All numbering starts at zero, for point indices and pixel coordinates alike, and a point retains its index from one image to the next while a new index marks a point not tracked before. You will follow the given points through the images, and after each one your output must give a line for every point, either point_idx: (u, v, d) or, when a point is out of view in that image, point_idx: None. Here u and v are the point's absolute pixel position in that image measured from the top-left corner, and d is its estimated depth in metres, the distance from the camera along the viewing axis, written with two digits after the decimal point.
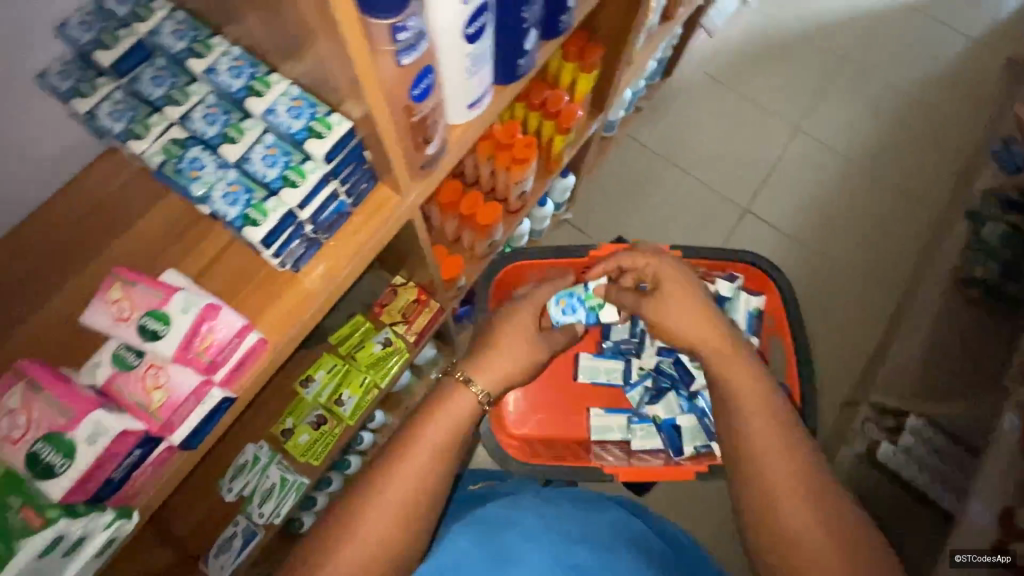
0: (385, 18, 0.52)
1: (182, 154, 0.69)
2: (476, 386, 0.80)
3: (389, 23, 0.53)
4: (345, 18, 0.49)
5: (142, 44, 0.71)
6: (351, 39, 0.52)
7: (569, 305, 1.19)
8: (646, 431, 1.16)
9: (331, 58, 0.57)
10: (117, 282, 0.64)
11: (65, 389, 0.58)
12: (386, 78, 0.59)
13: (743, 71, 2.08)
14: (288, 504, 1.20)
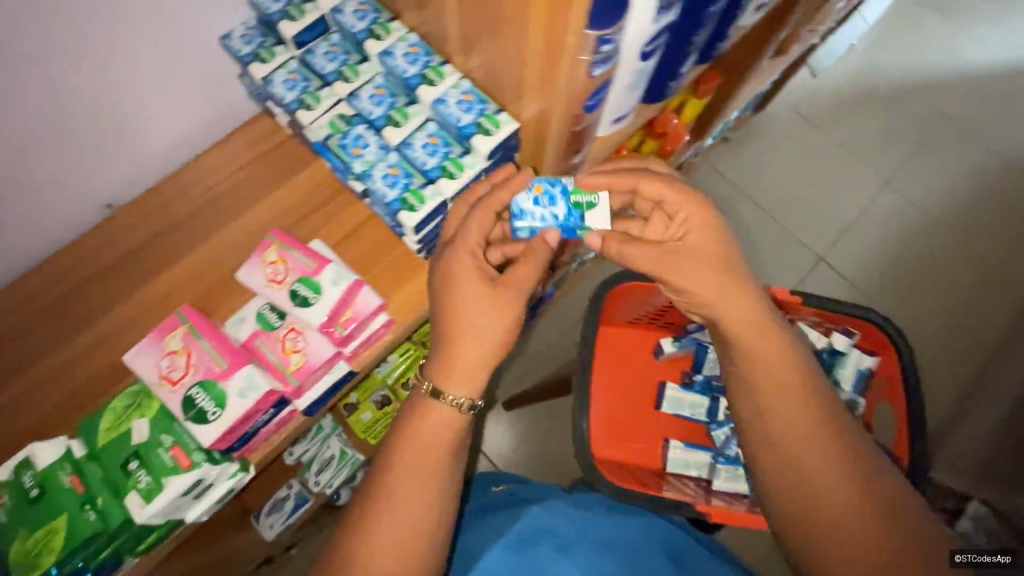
0: (600, 29, 0.50)
1: (348, 131, 0.70)
2: (446, 395, 0.62)
3: (600, 34, 0.51)
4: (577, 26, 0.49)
5: (323, 18, 0.73)
6: (572, 43, 0.51)
7: (544, 203, 0.67)
8: (731, 474, 1.01)
9: (530, 58, 0.57)
10: (274, 245, 0.67)
11: (222, 342, 0.60)
12: (576, 87, 0.58)
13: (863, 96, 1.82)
14: (343, 478, 1.17)
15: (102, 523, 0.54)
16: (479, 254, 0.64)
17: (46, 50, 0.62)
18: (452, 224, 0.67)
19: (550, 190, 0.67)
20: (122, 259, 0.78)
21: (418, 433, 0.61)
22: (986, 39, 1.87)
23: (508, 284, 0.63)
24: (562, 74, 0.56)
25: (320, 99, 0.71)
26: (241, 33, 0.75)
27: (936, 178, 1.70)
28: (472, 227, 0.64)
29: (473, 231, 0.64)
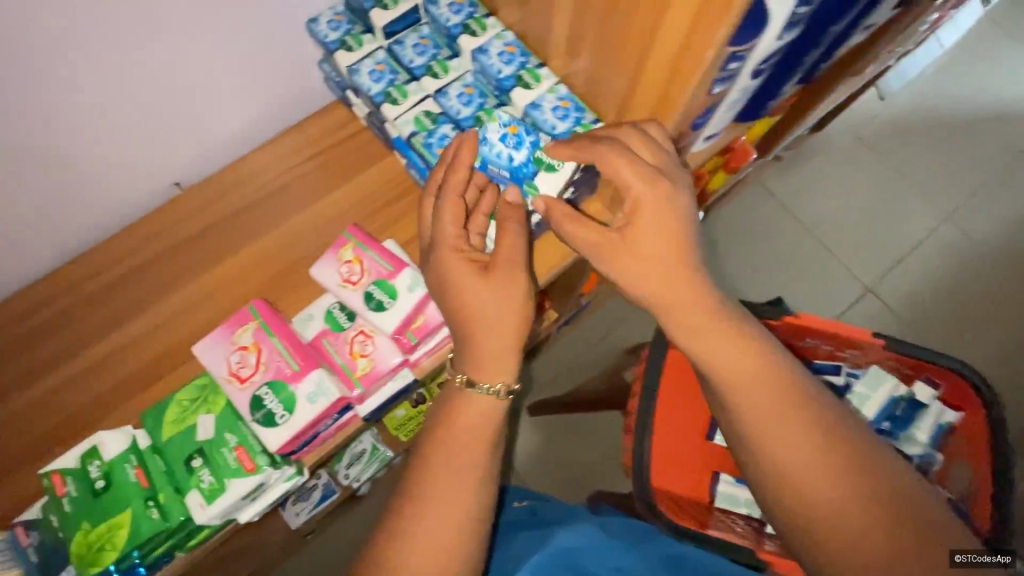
0: (737, 46, 0.48)
1: (434, 129, 0.67)
2: (482, 386, 0.57)
3: (735, 50, 0.48)
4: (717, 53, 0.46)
5: (415, 9, 0.70)
6: (709, 62, 0.47)
7: (518, 145, 0.63)
8: None
9: (649, 71, 0.53)
10: (350, 243, 0.64)
11: (293, 341, 0.57)
12: (694, 104, 0.54)
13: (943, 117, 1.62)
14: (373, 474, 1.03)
15: (164, 522, 0.52)
16: (458, 240, 0.59)
17: (144, 25, 0.60)
18: (427, 222, 0.62)
19: (521, 133, 0.63)
20: (190, 240, 0.76)
21: (462, 426, 0.56)
22: None
23: (501, 266, 0.57)
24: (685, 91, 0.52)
25: (407, 94, 0.68)
26: (328, 18, 0.73)
27: None
28: (445, 221, 0.59)
29: (447, 220, 0.58)
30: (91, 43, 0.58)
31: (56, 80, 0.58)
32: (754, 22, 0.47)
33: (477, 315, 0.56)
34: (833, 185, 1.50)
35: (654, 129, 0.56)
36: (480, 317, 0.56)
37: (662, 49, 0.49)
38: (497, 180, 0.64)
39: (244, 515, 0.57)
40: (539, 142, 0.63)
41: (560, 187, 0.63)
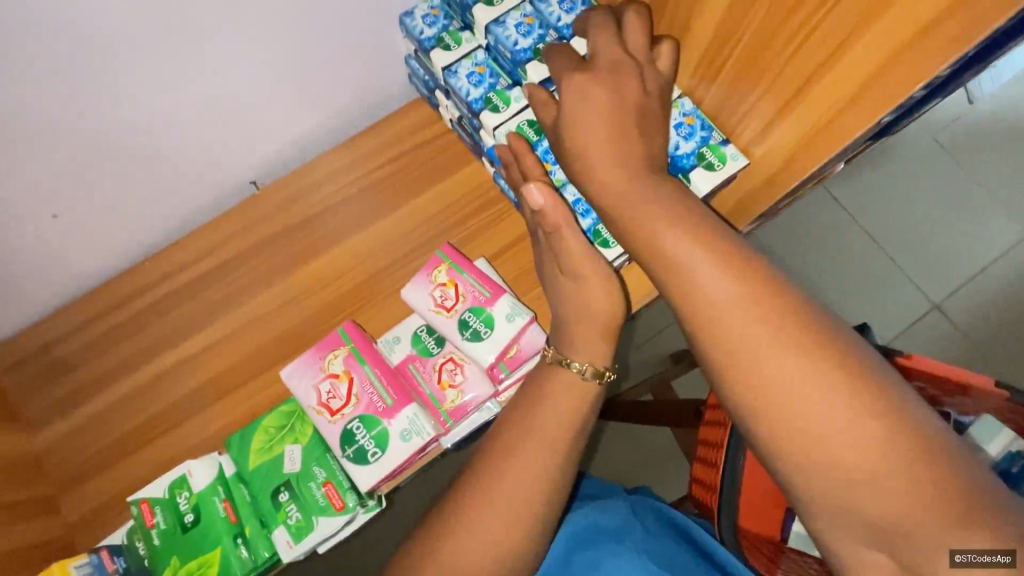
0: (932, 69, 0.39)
1: (538, 141, 0.61)
2: (575, 365, 0.50)
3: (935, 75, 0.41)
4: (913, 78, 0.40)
5: (521, 4, 0.63)
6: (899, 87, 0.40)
7: (525, 30, 0.62)
8: None
9: (815, 89, 0.46)
10: (443, 264, 0.60)
11: (383, 371, 0.53)
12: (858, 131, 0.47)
13: None
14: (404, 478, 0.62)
15: (252, 558, 0.49)
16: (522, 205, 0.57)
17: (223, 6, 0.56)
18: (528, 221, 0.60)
19: (536, 26, 0.62)
20: (268, 243, 0.73)
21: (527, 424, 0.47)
22: None
23: (595, 281, 0.53)
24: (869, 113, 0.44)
25: (509, 101, 0.63)
26: (423, 12, 0.67)
27: None
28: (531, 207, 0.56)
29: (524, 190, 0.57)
30: (174, 19, 0.54)
31: (132, 63, 0.55)
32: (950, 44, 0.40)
33: (584, 313, 0.53)
34: (914, 186, 1.32)
35: (633, 16, 0.55)
36: (596, 314, 0.52)
37: (849, 67, 0.43)
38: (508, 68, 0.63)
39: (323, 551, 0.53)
40: (546, 38, 0.62)
41: (549, 80, 0.60)
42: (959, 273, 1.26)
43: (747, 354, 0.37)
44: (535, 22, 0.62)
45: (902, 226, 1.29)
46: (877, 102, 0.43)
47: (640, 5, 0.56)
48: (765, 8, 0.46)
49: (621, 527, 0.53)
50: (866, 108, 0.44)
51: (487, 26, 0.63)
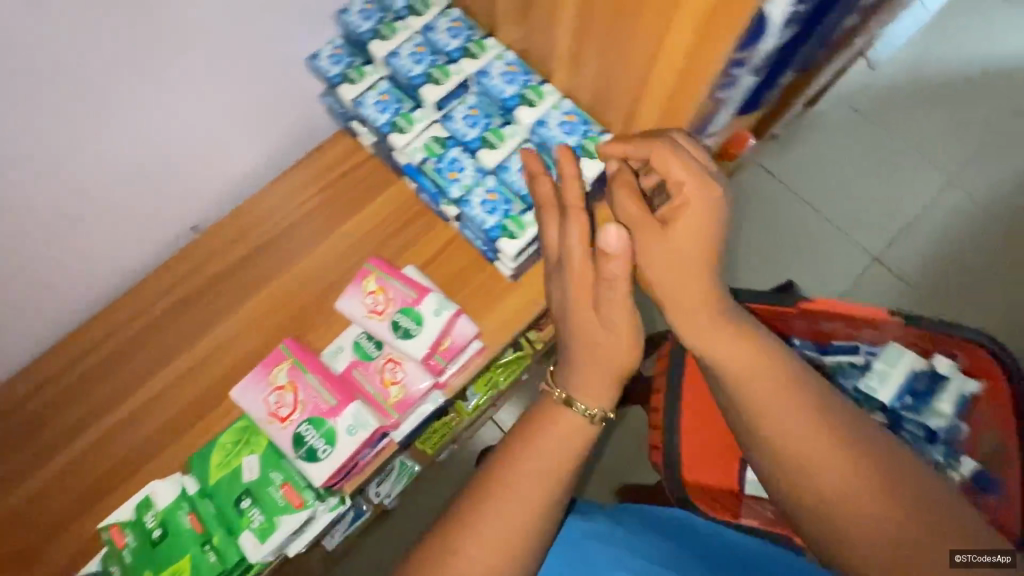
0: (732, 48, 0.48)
1: (443, 153, 0.68)
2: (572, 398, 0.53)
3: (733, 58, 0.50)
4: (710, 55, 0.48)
5: (412, 34, 0.70)
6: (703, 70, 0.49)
7: (418, 57, 0.69)
8: None
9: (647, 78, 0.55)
10: (372, 274, 0.65)
11: (324, 377, 0.58)
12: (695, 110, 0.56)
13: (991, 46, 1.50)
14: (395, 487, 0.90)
15: (223, 563, 0.54)
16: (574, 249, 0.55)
17: (135, 76, 0.61)
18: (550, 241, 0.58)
19: (426, 52, 0.69)
20: (216, 281, 0.77)
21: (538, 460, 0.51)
22: None
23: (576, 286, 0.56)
24: (698, 91, 0.53)
25: (414, 122, 0.69)
26: (328, 54, 0.74)
27: None
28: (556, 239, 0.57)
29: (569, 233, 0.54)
30: (92, 96, 0.59)
31: (55, 139, 0.59)
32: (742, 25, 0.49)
33: None
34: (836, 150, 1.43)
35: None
36: None
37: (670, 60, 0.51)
38: (408, 92, 0.70)
39: (293, 549, 0.58)
40: (437, 62, 0.69)
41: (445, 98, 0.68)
42: (886, 225, 1.38)
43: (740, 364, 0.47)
44: (425, 49, 0.70)
45: (827, 188, 1.41)
46: (702, 82, 0.51)
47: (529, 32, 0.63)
48: (602, 16, 0.54)
49: (603, 526, 0.64)
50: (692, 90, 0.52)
51: (383, 58, 0.70)
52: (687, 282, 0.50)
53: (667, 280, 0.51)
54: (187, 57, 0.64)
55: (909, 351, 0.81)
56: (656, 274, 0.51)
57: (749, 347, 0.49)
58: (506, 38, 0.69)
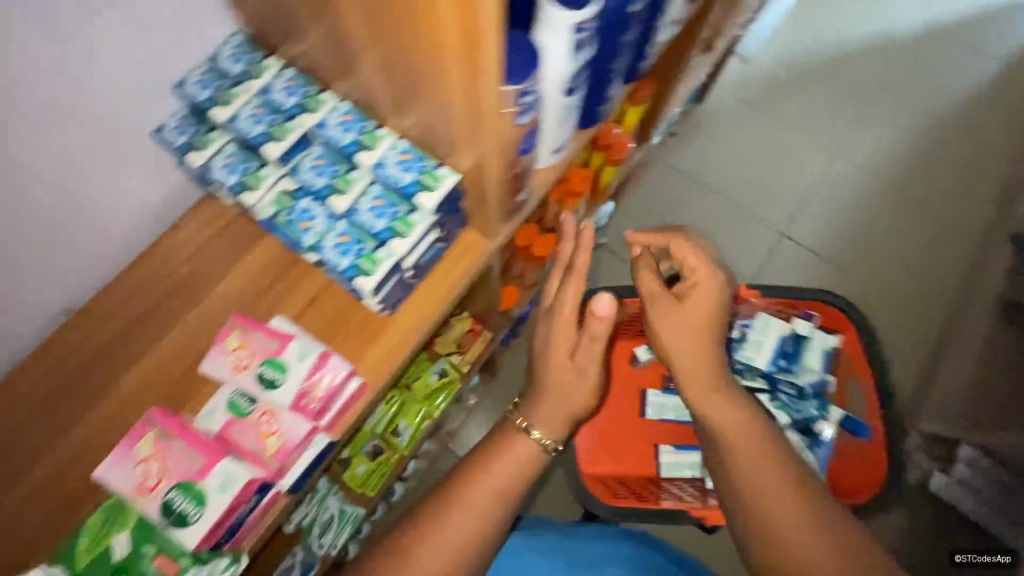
0: (515, 83, 0.56)
1: (295, 205, 0.72)
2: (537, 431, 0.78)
3: (515, 88, 0.56)
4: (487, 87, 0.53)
5: (250, 97, 0.74)
6: (486, 103, 0.55)
7: (258, 118, 0.73)
8: None
9: (453, 115, 0.60)
10: (234, 332, 0.68)
11: (190, 440, 0.60)
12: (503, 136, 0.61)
13: (773, 95, 2.35)
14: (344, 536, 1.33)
15: None
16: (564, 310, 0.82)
17: None
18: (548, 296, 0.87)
19: (265, 113, 0.73)
20: (86, 365, 0.76)
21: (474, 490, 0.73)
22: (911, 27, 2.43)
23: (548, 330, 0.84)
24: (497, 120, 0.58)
25: (262, 179, 0.73)
26: (174, 125, 0.76)
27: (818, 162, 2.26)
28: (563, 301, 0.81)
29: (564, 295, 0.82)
30: None
31: None
32: (521, 62, 0.57)
33: None
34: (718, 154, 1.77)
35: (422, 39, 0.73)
36: None
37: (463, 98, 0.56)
38: (253, 152, 0.74)
39: None
40: (276, 120, 0.73)
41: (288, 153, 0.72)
42: None
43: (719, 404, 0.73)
44: (262, 110, 0.73)
45: None
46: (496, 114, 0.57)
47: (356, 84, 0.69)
48: (402, 65, 0.58)
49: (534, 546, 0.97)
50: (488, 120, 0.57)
51: (226, 123, 0.73)
52: (696, 339, 0.75)
53: (676, 339, 0.77)
54: (22, 150, 0.64)
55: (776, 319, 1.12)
56: (675, 337, 0.76)
57: (739, 408, 0.72)
58: (339, 90, 0.72)
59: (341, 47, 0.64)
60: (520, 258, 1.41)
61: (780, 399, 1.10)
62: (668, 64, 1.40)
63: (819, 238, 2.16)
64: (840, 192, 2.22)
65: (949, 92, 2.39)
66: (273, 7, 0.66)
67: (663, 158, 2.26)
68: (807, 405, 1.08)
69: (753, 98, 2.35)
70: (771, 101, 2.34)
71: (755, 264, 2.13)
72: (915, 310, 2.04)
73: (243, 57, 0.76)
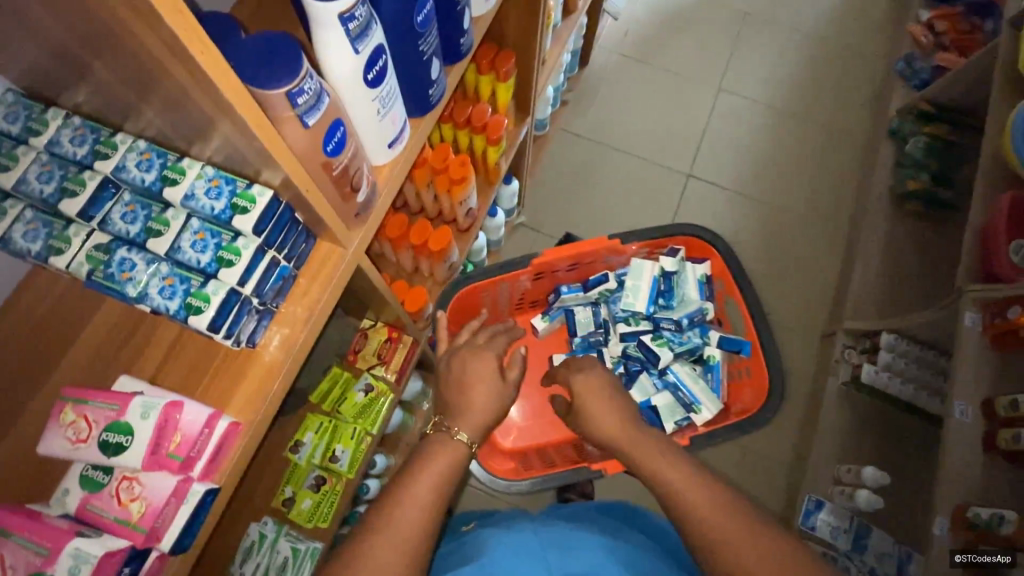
0: (279, 86, 0.55)
1: (110, 257, 0.68)
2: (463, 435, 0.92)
3: (285, 90, 0.56)
4: (237, 98, 0.51)
5: (36, 156, 0.69)
6: (249, 115, 0.54)
7: (48, 175, 0.68)
8: None
9: (236, 136, 0.58)
10: (68, 405, 0.64)
11: (38, 529, 0.57)
12: (295, 143, 0.61)
13: (652, 44, 2.46)
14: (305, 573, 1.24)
15: None
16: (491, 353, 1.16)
17: None
18: (465, 340, 1.29)
19: (55, 169, 0.69)
20: None
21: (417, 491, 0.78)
22: None
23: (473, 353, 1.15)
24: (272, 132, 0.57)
25: (70, 238, 0.68)
26: None
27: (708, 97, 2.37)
28: (478, 339, 1.26)
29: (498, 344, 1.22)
30: None
31: None
32: (283, 64, 0.56)
33: None
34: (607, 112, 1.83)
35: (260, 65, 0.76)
36: None
37: (227, 117, 0.54)
38: (55, 212, 0.69)
39: None
40: (70, 174, 0.69)
41: (89, 207, 0.68)
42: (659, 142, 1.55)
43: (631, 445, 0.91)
44: (50, 166, 0.69)
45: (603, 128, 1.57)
46: (266, 126, 0.56)
47: (153, 127, 0.67)
48: (164, 93, 0.56)
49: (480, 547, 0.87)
50: (263, 131, 0.56)
51: (14, 188, 0.67)
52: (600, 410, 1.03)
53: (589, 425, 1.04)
54: None
55: (646, 262, 1.54)
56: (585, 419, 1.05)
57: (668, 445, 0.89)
58: (132, 132, 0.69)
59: (111, 94, 0.63)
60: (421, 255, 1.38)
61: (665, 334, 1.55)
62: (519, 33, 1.39)
63: (721, 172, 2.24)
64: (734, 121, 2.33)
65: (807, 12, 2.54)
66: (31, 65, 0.63)
67: (560, 127, 2.29)
68: (689, 334, 1.54)
69: (635, 49, 2.45)
70: (651, 49, 2.45)
71: (667, 210, 2.19)
72: (828, 216, 2.17)
73: (20, 114, 0.70)
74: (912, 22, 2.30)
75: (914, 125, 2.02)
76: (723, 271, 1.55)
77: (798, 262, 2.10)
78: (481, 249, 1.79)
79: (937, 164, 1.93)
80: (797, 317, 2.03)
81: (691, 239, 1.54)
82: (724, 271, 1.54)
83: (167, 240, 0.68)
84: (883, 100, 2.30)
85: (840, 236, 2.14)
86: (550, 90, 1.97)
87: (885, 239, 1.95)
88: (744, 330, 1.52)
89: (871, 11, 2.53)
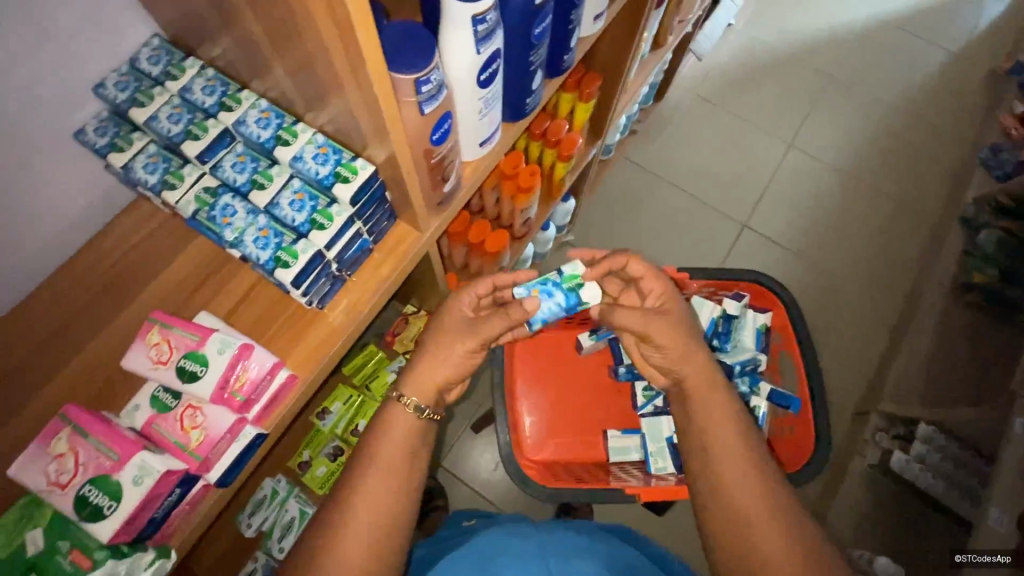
0: (409, 73, 0.59)
1: (215, 202, 0.74)
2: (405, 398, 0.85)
3: (413, 77, 0.59)
4: (376, 76, 0.55)
5: (169, 97, 0.75)
6: (380, 93, 0.58)
7: (177, 116, 0.74)
8: (658, 453, 1.44)
9: (358, 109, 0.62)
10: (155, 327, 0.69)
11: (111, 435, 0.62)
12: (408, 126, 0.65)
13: (729, 91, 2.46)
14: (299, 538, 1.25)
15: None
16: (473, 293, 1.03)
17: None
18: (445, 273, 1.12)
19: (183, 112, 0.75)
20: None
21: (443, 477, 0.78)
22: (851, 30, 2.61)
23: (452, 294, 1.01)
24: (392, 114, 0.61)
25: (184, 177, 0.74)
26: (95, 127, 0.75)
27: (777, 151, 2.35)
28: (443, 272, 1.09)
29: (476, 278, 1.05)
30: None
31: None
32: (416, 52, 0.59)
33: None
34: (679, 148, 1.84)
35: None
36: None
37: (357, 89, 0.58)
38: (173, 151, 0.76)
39: None
40: (195, 120, 0.75)
41: (206, 152, 0.74)
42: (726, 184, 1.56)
43: (700, 398, 0.87)
44: (179, 108, 0.75)
45: None
46: (389, 106, 0.60)
47: (276, 89, 0.72)
48: (301, 60, 0.61)
49: (488, 537, 0.92)
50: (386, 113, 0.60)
51: (144, 124, 0.74)
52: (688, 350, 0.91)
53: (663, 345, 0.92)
54: None
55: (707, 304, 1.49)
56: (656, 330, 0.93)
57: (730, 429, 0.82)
58: (256, 92, 0.75)
59: (250, 51, 0.68)
60: (474, 254, 1.42)
61: None
62: (611, 57, 1.42)
63: (779, 228, 2.22)
64: (800, 180, 2.31)
65: (895, 84, 2.50)
66: (183, 13, 0.69)
67: (625, 156, 2.31)
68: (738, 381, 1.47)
69: (712, 92, 2.45)
70: (727, 95, 2.45)
71: (717, 255, 2.17)
72: (883, 292, 2.11)
73: (162, 58, 0.77)
74: (1006, 111, 2.22)
75: (990, 216, 1.95)
76: (783, 325, 1.54)
77: (844, 332, 2.05)
78: (528, 259, 1.81)
79: (1009, 262, 1.82)
80: (833, 388, 1.98)
81: (754, 286, 1.55)
82: (784, 324, 1.52)
83: (267, 193, 0.73)
84: (960, 186, 2.23)
85: (893, 314, 2.08)
86: (624, 118, 1.99)
87: (939, 326, 1.89)
88: (795, 386, 1.48)
89: (963, 95, 2.47)
